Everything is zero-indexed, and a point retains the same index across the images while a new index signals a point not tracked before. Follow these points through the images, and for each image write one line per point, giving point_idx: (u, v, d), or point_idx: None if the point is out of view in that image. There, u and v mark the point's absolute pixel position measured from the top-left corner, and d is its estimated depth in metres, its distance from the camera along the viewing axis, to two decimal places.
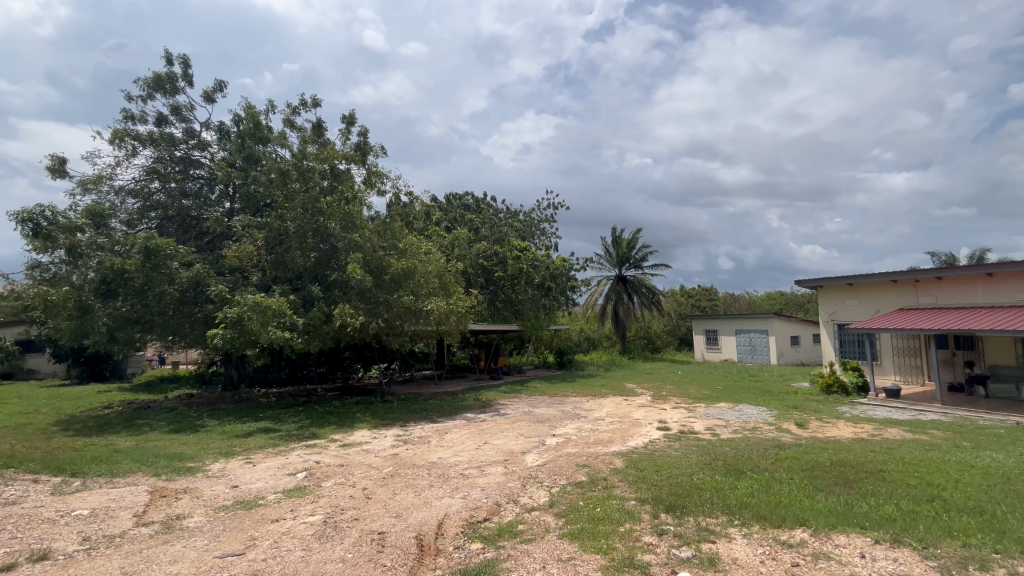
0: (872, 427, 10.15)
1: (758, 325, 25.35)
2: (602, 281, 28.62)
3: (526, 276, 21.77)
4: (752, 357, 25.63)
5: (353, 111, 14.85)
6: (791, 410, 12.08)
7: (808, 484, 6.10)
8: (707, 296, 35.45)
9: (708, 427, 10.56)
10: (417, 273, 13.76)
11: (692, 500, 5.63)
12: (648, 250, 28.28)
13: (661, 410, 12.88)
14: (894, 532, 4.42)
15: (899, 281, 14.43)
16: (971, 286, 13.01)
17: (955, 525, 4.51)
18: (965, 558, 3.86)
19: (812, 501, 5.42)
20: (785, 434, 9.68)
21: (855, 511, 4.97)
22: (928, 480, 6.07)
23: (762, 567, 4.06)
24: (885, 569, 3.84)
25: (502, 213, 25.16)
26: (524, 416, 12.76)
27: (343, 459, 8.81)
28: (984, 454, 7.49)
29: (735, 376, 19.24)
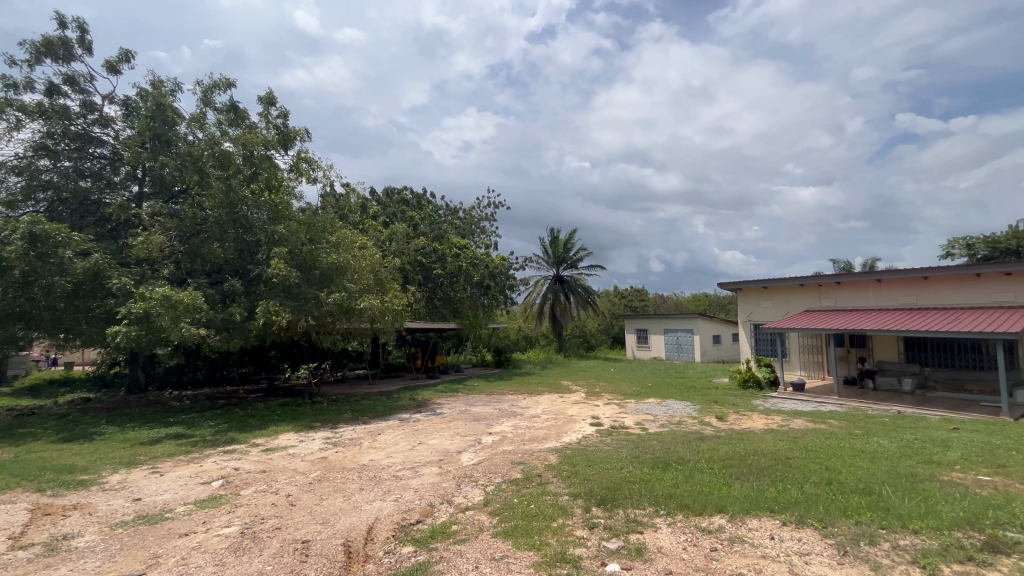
0: (781, 418, 11.06)
1: (684, 324, 26.83)
2: (541, 281, 29.16)
3: (465, 274, 21.58)
4: (678, 355, 27.10)
5: (273, 92, 13.99)
6: (712, 404, 12.89)
7: (727, 473, 6.51)
8: (638, 297, 37.15)
9: (637, 422, 11.00)
10: (350, 268, 13.20)
11: (622, 493, 5.83)
12: (585, 251, 29.06)
13: (594, 406, 13.29)
14: (799, 514, 4.82)
15: (805, 285, 15.87)
16: (863, 290, 14.54)
17: (848, 506, 4.99)
18: (857, 535, 4.27)
19: (730, 489, 5.80)
20: (706, 427, 10.34)
21: (768, 496, 5.37)
22: (827, 465, 6.69)
23: (684, 553, 4.27)
24: (790, 548, 4.17)
25: (442, 210, 24.80)
26: (461, 415, 12.64)
27: (265, 465, 8.25)
28: (872, 440, 8.40)
29: (663, 373, 20.23)
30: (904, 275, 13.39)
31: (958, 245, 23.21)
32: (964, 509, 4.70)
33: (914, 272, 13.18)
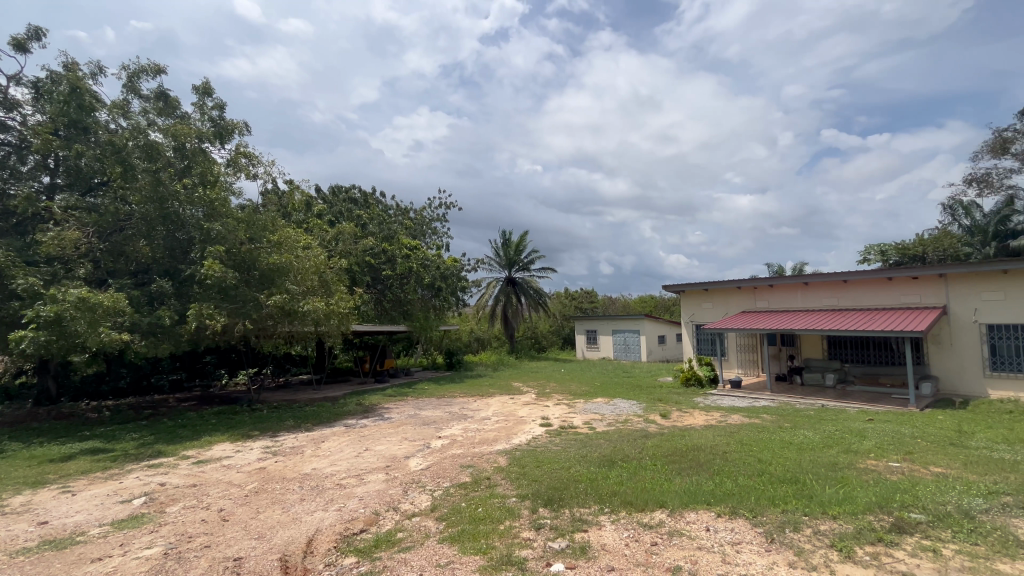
0: (719, 414, 11.64)
1: (632, 325, 27.67)
2: (493, 283, 29.19)
3: (415, 276, 21.21)
4: (626, 355, 27.91)
5: (208, 81, 13.16)
6: (656, 402, 13.36)
7: (668, 469, 6.76)
8: (588, 299, 38.03)
9: (586, 422, 11.22)
10: (293, 269, 12.65)
11: (569, 492, 5.92)
12: (536, 253, 29.34)
13: (544, 407, 13.43)
14: (733, 505, 5.07)
15: (742, 287, 16.81)
16: (793, 292, 15.59)
17: (776, 495, 5.31)
18: (784, 523, 4.55)
19: (671, 484, 6.03)
20: (650, 424, 10.70)
21: (705, 490, 5.62)
22: (760, 458, 7.09)
23: (626, 549, 4.38)
24: (724, 539, 4.38)
25: (392, 210, 24.28)
26: (410, 419, 12.39)
27: (196, 478, 7.72)
28: (799, 433, 9.00)
29: (612, 372, 20.77)
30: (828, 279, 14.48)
31: (873, 251, 25.40)
32: (877, 494, 5.12)
33: (837, 276, 14.29)
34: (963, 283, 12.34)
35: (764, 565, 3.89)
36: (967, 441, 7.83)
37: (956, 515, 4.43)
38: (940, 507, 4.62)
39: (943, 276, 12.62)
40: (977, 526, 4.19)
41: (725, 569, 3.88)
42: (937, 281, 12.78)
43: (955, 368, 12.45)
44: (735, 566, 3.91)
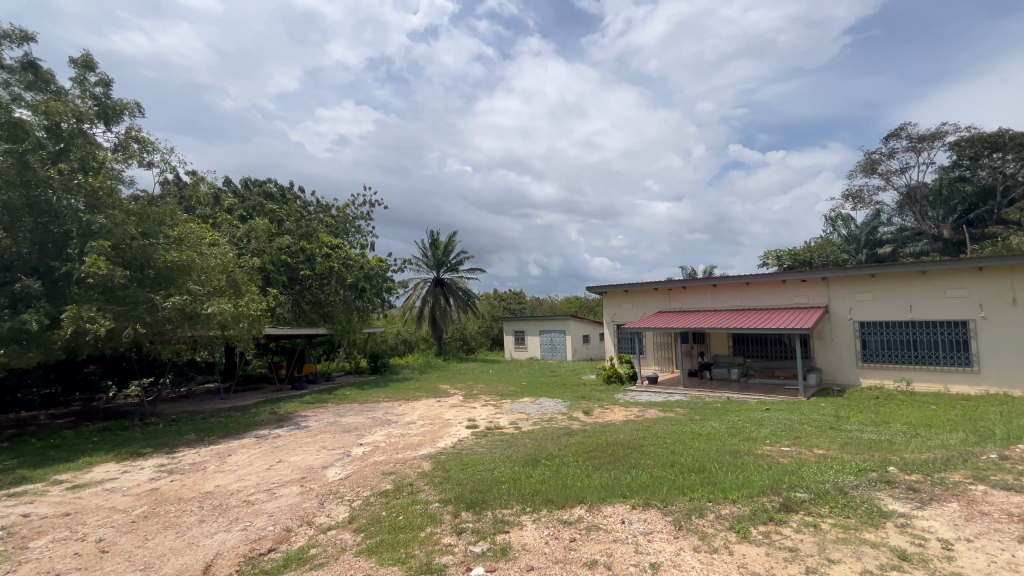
0: (637, 409, 12.25)
1: (558, 325, 28.37)
2: (420, 283, 28.63)
3: (337, 276, 20.22)
4: (552, 355, 28.59)
5: (90, 54, 11.65)
6: (580, 400, 13.78)
7: (589, 465, 6.96)
8: (516, 299, 38.56)
9: (511, 422, 11.31)
10: (195, 268, 11.52)
11: (492, 494, 5.91)
12: (465, 254, 29.16)
13: (471, 409, 13.36)
14: (646, 497, 5.33)
15: (658, 289, 17.84)
16: (703, 294, 16.79)
17: (685, 484, 5.66)
18: (690, 510, 4.84)
19: (591, 480, 6.22)
20: (574, 421, 11.02)
21: (622, 483, 5.86)
22: (672, 449, 7.53)
23: (546, 547, 4.44)
24: (637, 529, 4.58)
25: (312, 206, 22.99)
26: (329, 427, 11.78)
27: (70, 506, 6.76)
28: (707, 424, 9.70)
29: (538, 372, 21.15)
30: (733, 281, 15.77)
31: (771, 257, 28.14)
32: (770, 477, 5.62)
33: (740, 278, 15.60)
34: (842, 285, 13.97)
35: (673, 552, 4.10)
36: (843, 425, 8.87)
37: (833, 492, 4.97)
38: (821, 485, 5.17)
39: (825, 279, 14.21)
40: (850, 501, 4.73)
41: (637, 560, 4.04)
42: (821, 283, 14.36)
43: (834, 360, 14.06)
44: (647, 555, 4.10)
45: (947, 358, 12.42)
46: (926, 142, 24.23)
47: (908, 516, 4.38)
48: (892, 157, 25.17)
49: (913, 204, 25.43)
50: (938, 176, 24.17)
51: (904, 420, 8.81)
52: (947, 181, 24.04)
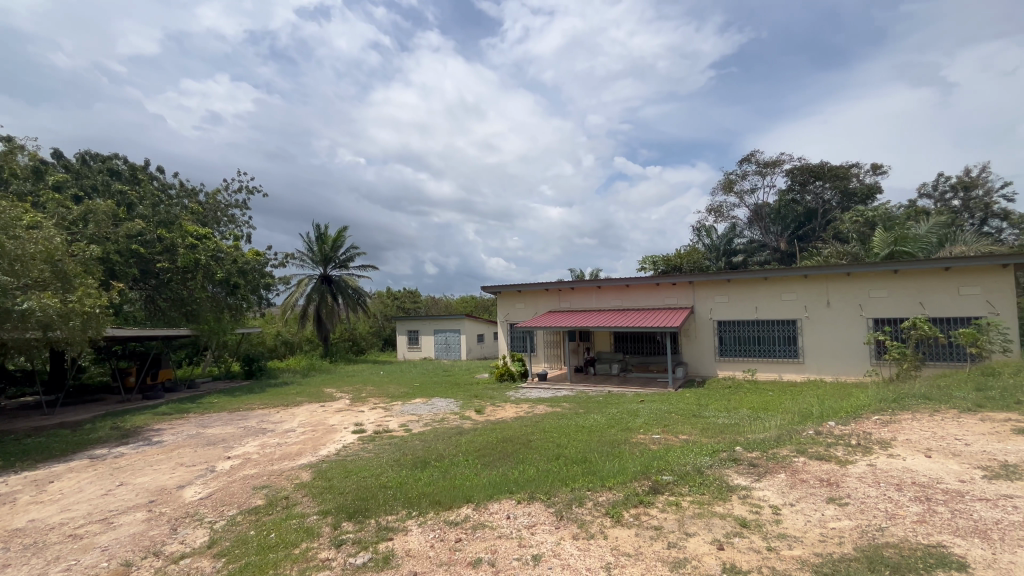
0: (527, 406, 12.65)
1: (452, 325, 28.20)
2: (304, 280, 26.61)
3: (204, 270, 17.70)
4: (446, 354, 28.39)
5: None
6: (472, 399, 13.84)
7: (478, 463, 7.00)
8: (410, 298, 37.63)
9: (401, 424, 10.99)
10: (5, 254, 9.28)
11: (375, 501, 5.65)
12: (355, 250, 27.63)
13: (358, 412, 12.71)
14: (531, 491, 5.50)
15: (549, 289, 18.61)
16: (589, 295, 17.87)
17: (567, 476, 5.94)
18: (571, 500, 5.09)
19: (479, 478, 6.25)
20: (466, 421, 11.03)
21: (509, 479, 5.98)
22: (558, 443, 7.86)
23: (431, 551, 4.35)
24: (522, 523, 4.70)
25: (173, 189, 20.13)
26: (189, 440, 10.40)
27: None
28: (590, 417, 10.34)
29: (432, 372, 20.85)
30: (616, 283, 17.01)
31: (648, 262, 30.95)
32: (641, 463, 6.15)
33: (621, 281, 16.88)
34: (704, 289, 15.81)
35: (553, 542, 4.28)
36: (703, 412, 10.02)
37: (692, 472, 5.57)
38: (683, 467, 5.77)
39: (692, 282, 15.97)
40: (705, 479, 5.33)
41: (520, 554, 4.14)
42: (687, 287, 16.11)
43: (697, 355, 15.84)
44: (530, 548, 4.22)
45: (781, 351, 14.69)
46: (771, 167, 28.40)
47: (749, 488, 5.06)
48: (745, 179, 29.09)
49: (759, 220, 29.64)
50: (778, 197, 28.48)
51: (749, 405, 10.22)
52: (785, 202, 28.43)
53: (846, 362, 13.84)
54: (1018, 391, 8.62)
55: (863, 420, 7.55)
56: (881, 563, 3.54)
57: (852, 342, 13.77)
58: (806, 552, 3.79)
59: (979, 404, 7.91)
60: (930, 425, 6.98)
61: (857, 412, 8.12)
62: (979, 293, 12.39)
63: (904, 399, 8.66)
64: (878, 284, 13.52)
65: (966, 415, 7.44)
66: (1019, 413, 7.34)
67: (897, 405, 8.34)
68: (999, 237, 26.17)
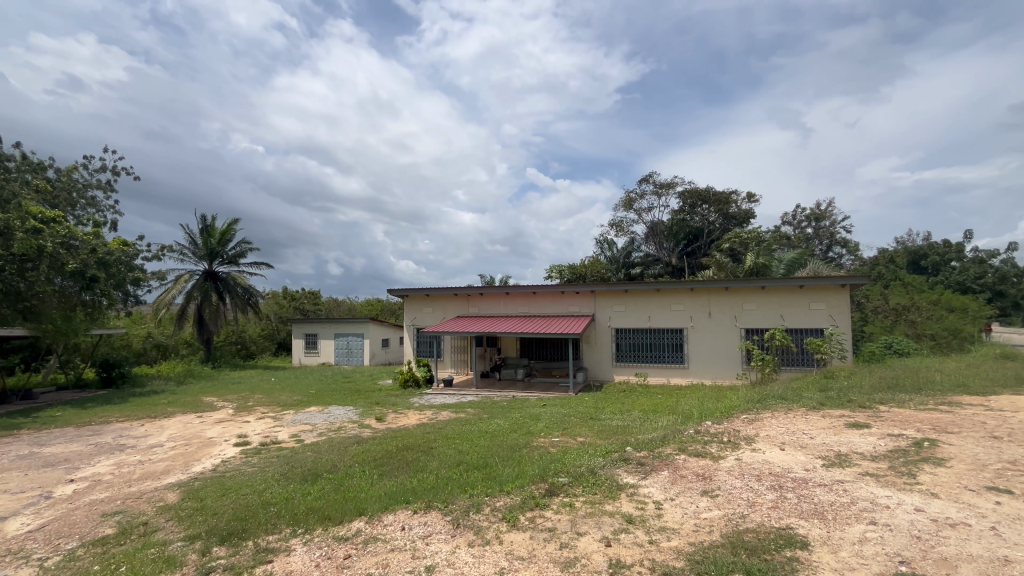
0: (431, 412, 12.40)
1: (355, 329, 26.87)
2: (184, 276, 23.73)
3: (51, 260, 15.00)
4: (347, 360, 26.95)
5: None
6: (373, 406, 13.26)
7: (375, 474, 6.69)
8: (310, 299, 35.29)
9: (292, 435, 10.18)
10: None
11: (255, 520, 5.15)
12: (247, 244, 25.25)
13: (242, 423, 11.56)
14: (428, 499, 5.37)
15: (458, 294, 18.50)
16: (498, 301, 18.06)
17: (467, 483, 5.88)
18: (469, 507, 5.05)
19: (375, 489, 5.97)
20: (365, 429, 10.53)
21: (407, 489, 5.77)
22: (460, 449, 7.80)
23: (315, 571, 4.04)
24: (416, 534, 4.56)
25: (11, 161, 16.87)
26: (20, 462, 8.71)
27: None
28: (494, 422, 10.41)
29: (330, 379, 19.66)
30: (523, 290, 17.38)
31: (555, 271, 32.11)
32: (540, 466, 6.29)
33: (529, 288, 17.28)
34: (604, 298, 16.74)
35: (448, 551, 4.20)
36: (599, 415, 10.56)
37: (586, 473, 5.81)
38: (578, 469, 6.00)
39: (594, 292, 16.83)
40: (598, 480, 5.59)
41: (413, 566, 4.00)
42: (590, 296, 16.95)
43: (596, 361, 16.70)
44: (423, 559, 4.10)
45: (669, 357, 16.00)
46: (665, 189, 31.01)
47: (636, 486, 5.40)
48: (643, 198, 31.43)
49: (654, 236, 32.14)
50: (671, 216, 31.15)
51: (640, 408, 10.97)
52: (676, 221, 31.17)
53: (722, 367, 15.44)
54: (849, 391, 10.24)
55: (734, 419, 8.47)
56: (741, 547, 3.95)
57: (728, 350, 15.38)
58: (682, 542, 4.12)
59: (822, 403, 9.26)
60: (786, 422, 8.01)
61: (729, 412, 9.07)
62: (825, 308, 14.51)
63: (766, 400, 9.87)
64: (749, 298, 15.30)
65: (812, 412, 8.68)
66: (850, 410, 8.72)
67: (761, 405, 9.46)
68: (840, 262, 31.08)
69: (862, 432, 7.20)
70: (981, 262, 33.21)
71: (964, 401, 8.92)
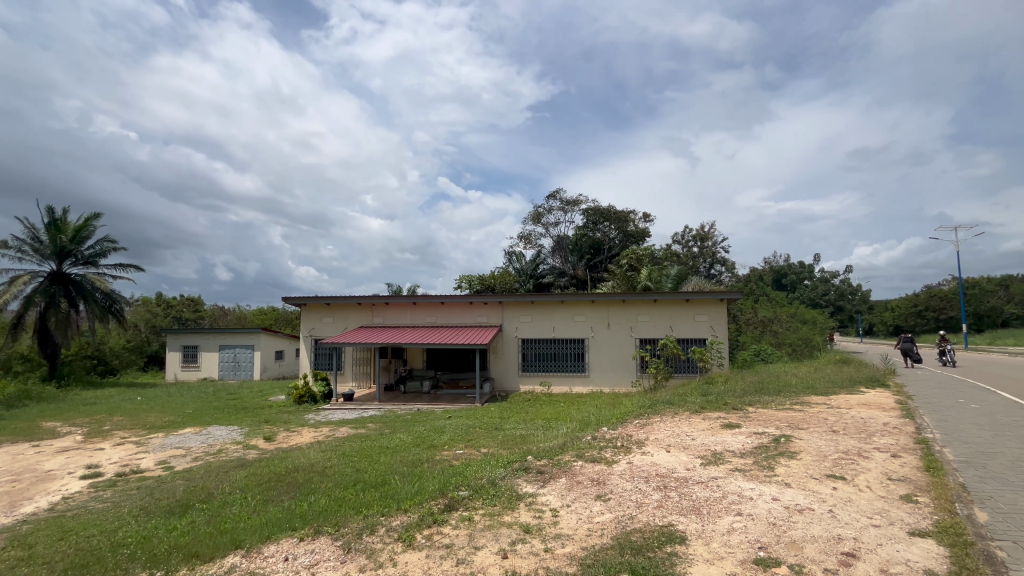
0: (328, 429, 11.65)
1: (244, 340, 24.49)
2: (21, 278, 19.98)
3: None
4: (234, 374, 24.42)
5: None
6: (262, 424, 12.13)
7: (258, 500, 6.08)
8: (190, 308, 31.62)
9: (160, 461, 8.95)
10: None
11: (103, 566, 4.42)
12: (111, 243, 21.98)
13: (95, 451, 9.94)
14: (317, 524, 4.99)
15: (362, 304, 17.68)
16: (403, 311, 17.56)
17: (362, 503, 5.58)
18: (361, 529, 4.77)
19: (257, 517, 5.43)
20: (250, 450, 9.59)
21: (294, 514, 5.34)
22: (357, 467, 7.38)
23: None
24: (301, 564, 4.20)
25: None
26: None
27: None
28: (396, 436, 10.04)
29: (210, 396, 17.63)
30: (431, 300, 17.10)
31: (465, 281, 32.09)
32: (439, 481, 6.16)
33: (436, 298, 17.03)
34: (511, 309, 17.03)
35: None
36: (503, 425, 10.64)
37: (487, 485, 5.80)
38: (479, 481, 5.96)
39: (501, 303, 17.05)
40: (498, 491, 5.60)
41: None
42: (497, 307, 17.14)
43: (503, 370, 16.91)
44: None
45: (571, 366, 16.68)
46: (571, 206, 32.54)
47: (534, 495, 5.50)
48: (550, 213, 32.66)
49: (560, 250, 33.51)
50: (576, 232, 32.77)
51: (543, 416, 11.24)
52: (580, 236, 32.81)
53: (619, 375, 16.43)
54: (725, 394, 11.42)
55: (628, 425, 9.02)
56: (628, 547, 4.17)
57: (625, 358, 16.40)
58: (574, 547, 4.26)
59: (702, 407, 10.23)
60: (672, 425, 8.71)
61: (624, 418, 9.65)
62: (707, 320, 16.11)
63: (656, 405, 10.64)
64: (643, 311, 16.49)
65: (694, 415, 9.53)
66: (725, 412, 9.72)
67: (652, 410, 10.22)
68: (719, 278, 34.82)
69: (734, 431, 8.04)
70: (826, 281, 39.15)
71: (811, 401, 10.40)
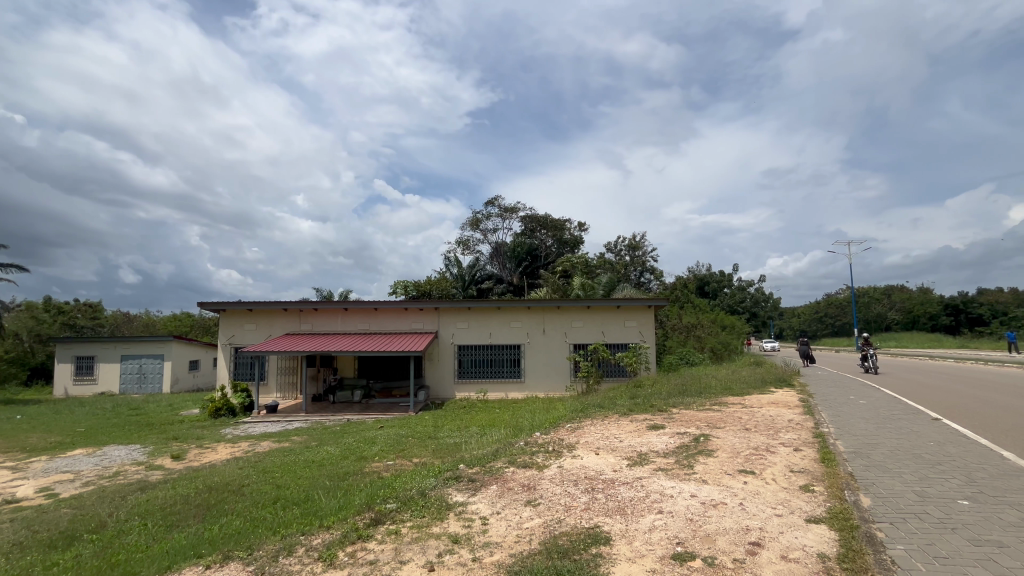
0: (247, 444, 10.86)
1: (151, 349, 22.32)
2: None
3: None
4: (138, 387, 22.15)
5: None
6: (170, 442, 11.09)
7: (162, 526, 5.54)
8: (87, 314, 28.39)
9: (44, 488, 7.91)
10: None
11: None
12: None
13: None
14: (226, 549, 4.62)
15: (288, 310, 16.73)
16: (334, 318, 16.82)
17: (280, 522, 5.25)
18: (278, 551, 4.48)
19: (158, 545, 4.94)
20: (154, 471, 8.72)
21: (203, 539, 4.92)
22: (278, 483, 6.95)
23: None
24: None
25: None
26: None
27: None
28: (323, 448, 9.54)
29: (108, 412, 15.86)
30: (364, 307, 16.51)
31: (400, 287, 31.40)
32: (366, 495, 5.92)
33: (369, 304, 16.46)
34: (448, 315, 16.84)
35: None
36: (437, 433, 10.46)
37: (416, 496, 5.65)
38: (408, 493, 5.79)
39: (437, 309, 16.81)
40: (427, 502, 5.47)
41: None
42: (433, 313, 16.87)
43: (438, 378, 16.65)
44: None
45: (507, 373, 16.76)
46: (509, 213, 32.86)
47: (464, 504, 5.43)
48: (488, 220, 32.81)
49: (498, 257, 33.77)
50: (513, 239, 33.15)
51: (477, 423, 11.18)
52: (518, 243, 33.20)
53: (554, 380, 16.73)
54: (652, 397, 11.98)
55: (561, 429, 9.21)
56: (555, 551, 4.23)
57: (559, 364, 16.72)
58: (502, 555, 4.25)
59: (631, 409, 10.67)
60: (602, 428, 9.00)
61: (557, 422, 9.84)
62: (636, 326, 16.83)
63: (588, 409, 10.95)
64: (577, 317, 16.93)
65: (622, 418, 9.91)
66: (652, 413, 10.17)
67: (584, 414, 10.50)
68: (648, 286, 36.62)
69: (658, 433, 8.43)
70: (743, 289, 42.47)
71: (728, 401, 11.17)
